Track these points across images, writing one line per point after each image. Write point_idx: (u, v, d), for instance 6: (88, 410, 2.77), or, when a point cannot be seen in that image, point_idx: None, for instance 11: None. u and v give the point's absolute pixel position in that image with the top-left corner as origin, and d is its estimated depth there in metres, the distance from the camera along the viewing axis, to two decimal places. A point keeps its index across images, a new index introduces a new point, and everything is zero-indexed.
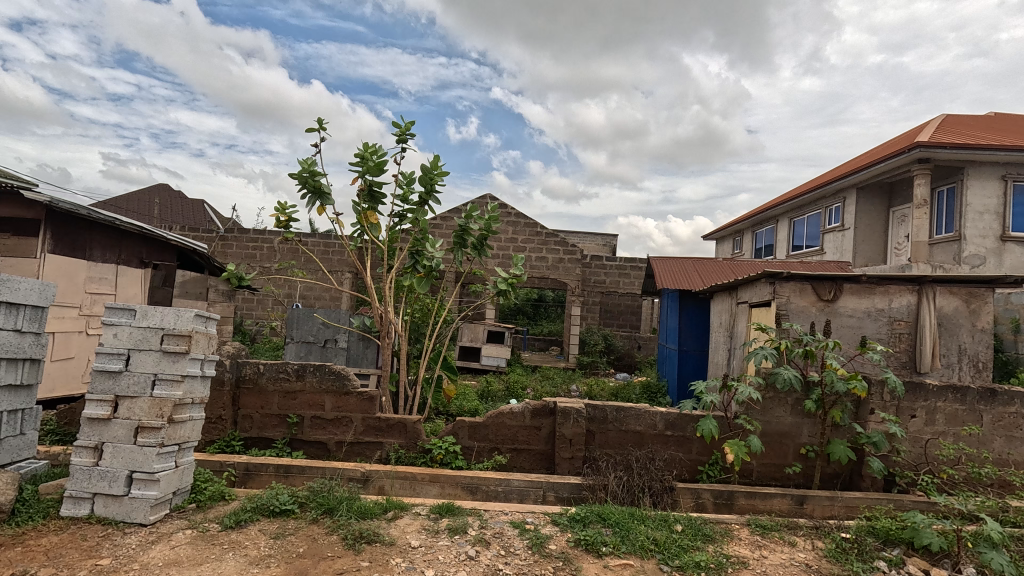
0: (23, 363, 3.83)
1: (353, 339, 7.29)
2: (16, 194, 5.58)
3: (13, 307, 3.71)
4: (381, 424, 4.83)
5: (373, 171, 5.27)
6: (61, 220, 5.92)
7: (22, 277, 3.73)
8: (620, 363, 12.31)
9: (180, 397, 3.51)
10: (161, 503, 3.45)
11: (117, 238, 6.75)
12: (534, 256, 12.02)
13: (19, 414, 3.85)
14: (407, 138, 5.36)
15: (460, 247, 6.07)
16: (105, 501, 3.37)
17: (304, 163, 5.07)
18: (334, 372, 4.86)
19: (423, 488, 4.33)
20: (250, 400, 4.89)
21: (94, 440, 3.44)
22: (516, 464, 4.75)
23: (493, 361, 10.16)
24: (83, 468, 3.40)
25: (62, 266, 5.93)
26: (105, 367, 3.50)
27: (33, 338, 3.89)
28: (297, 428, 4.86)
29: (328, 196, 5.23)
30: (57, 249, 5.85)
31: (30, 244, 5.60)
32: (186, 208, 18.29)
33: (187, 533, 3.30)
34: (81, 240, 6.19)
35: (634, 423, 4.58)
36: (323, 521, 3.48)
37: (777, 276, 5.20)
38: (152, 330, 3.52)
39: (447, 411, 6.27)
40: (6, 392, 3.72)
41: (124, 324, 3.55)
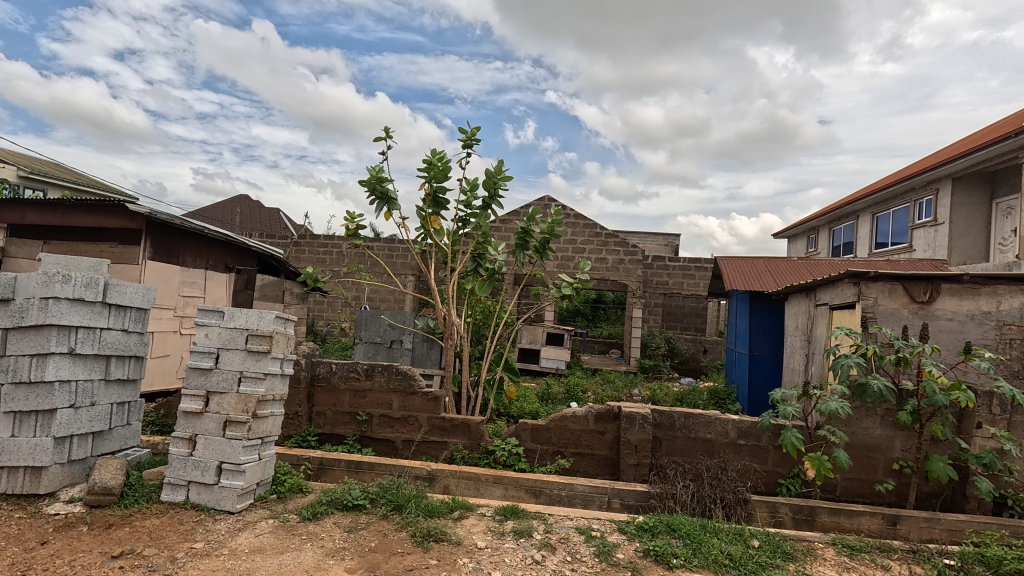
0: (129, 359, 4.22)
1: (417, 340, 7.49)
2: (120, 207, 6.16)
3: (122, 309, 4.09)
4: (447, 424, 4.92)
5: (439, 177, 5.40)
6: (159, 228, 6.50)
7: (128, 282, 4.09)
8: (684, 367, 11.87)
9: (263, 393, 3.73)
10: (246, 493, 3.69)
11: (205, 245, 7.35)
12: (594, 258, 11.85)
13: (127, 406, 4.25)
14: (473, 144, 5.45)
15: (522, 250, 6.03)
16: (198, 489, 3.64)
17: (373, 171, 5.27)
18: (401, 373, 5.02)
19: (487, 489, 4.36)
20: (324, 398, 5.15)
21: (189, 432, 3.72)
22: (579, 469, 4.70)
23: (553, 363, 10.10)
24: (180, 457, 3.69)
25: (160, 271, 6.53)
26: (198, 365, 3.78)
27: (138, 337, 4.28)
28: (366, 425, 5.06)
29: (395, 202, 5.40)
30: (155, 256, 6.44)
31: (133, 252, 6.20)
32: (263, 216, 19.62)
33: (270, 522, 3.50)
34: (174, 248, 6.77)
35: (704, 430, 4.39)
36: (393, 518, 3.58)
37: (862, 276, 4.82)
38: (238, 330, 3.78)
39: (508, 413, 6.31)
40: (116, 386, 4.12)
41: (214, 325, 3.83)
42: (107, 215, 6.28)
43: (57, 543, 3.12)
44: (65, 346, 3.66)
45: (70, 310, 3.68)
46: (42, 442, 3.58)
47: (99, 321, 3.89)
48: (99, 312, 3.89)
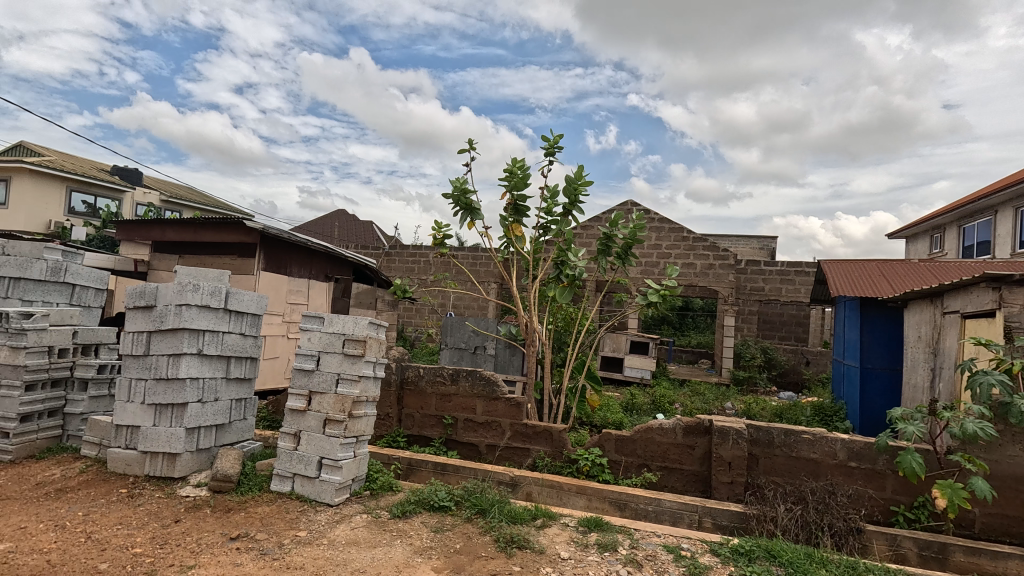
0: (246, 360, 4.68)
1: (500, 346, 7.59)
2: (239, 224, 6.90)
3: (240, 314, 4.56)
4: (529, 431, 4.94)
5: (520, 185, 5.47)
6: (270, 242, 7.21)
7: (245, 290, 4.56)
8: (784, 380, 10.97)
9: (358, 394, 3.97)
10: (343, 488, 3.94)
11: (309, 256, 8.04)
12: (681, 263, 11.36)
13: (243, 402, 4.72)
14: (554, 152, 5.47)
15: (604, 256, 5.92)
16: (302, 481, 3.95)
17: (457, 183, 5.46)
18: (485, 379, 5.12)
19: (570, 499, 4.31)
20: (413, 400, 5.38)
21: (294, 428, 4.05)
22: (667, 483, 4.50)
23: (637, 373, 9.79)
24: (287, 451, 4.03)
25: (271, 281, 7.23)
26: (302, 366, 4.12)
27: (253, 340, 4.74)
28: (452, 429, 5.21)
29: (478, 212, 5.55)
30: (267, 267, 7.14)
31: (249, 264, 6.92)
32: (359, 229, 21.02)
33: (364, 517, 3.71)
34: (283, 259, 7.46)
35: (808, 450, 4.03)
36: (477, 521, 3.64)
37: (1004, 279, 4.18)
38: (336, 335, 4.08)
39: (591, 422, 6.20)
40: (235, 384, 4.59)
41: (315, 329, 4.16)
42: (229, 231, 7.07)
43: (188, 522, 3.52)
44: (195, 347, 4.16)
45: (198, 315, 4.18)
46: (176, 431, 4.08)
47: (221, 325, 4.37)
48: (221, 318, 4.37)
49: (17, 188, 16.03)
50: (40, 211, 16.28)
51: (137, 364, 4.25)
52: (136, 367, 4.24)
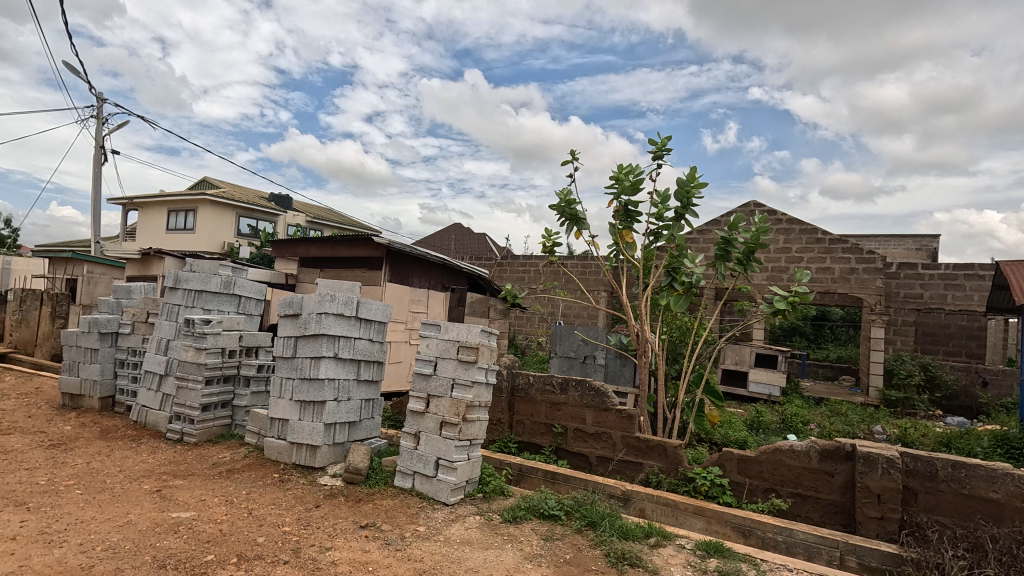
0: (374, 364, 5.13)
1: (610, 356, 7.45)
2: (368, 240, 7.64)
3: (368, 322, 5.02)
4: (641, 445, 4.77)
5: (627, 192, 5.36)
6: (395, 256, 7.87)
7: (373, 300, 5.01)
8: (952, 404, 9.31)
9: (471, 399, 4.16)
10: (458, 488, 4.13)
11: (428, 268, 8.63)
12: (815, 268, 10.23)
13: (372, 402, 5.17)
14: (662, 154, 5.27)
15: (723, 262, 5.54)
16: (421, 479, 4.21)
17: (563, 194, 5.50)
18: (594, 389, 5.06)
19: (687, 520, 4.07)
20: (524, 408, 5.48)
21: (414, 428, 4.34)
22: (800, 513, 4.06)
23: (764, 388, 8.97)
24: (408, 449, 4.33)
25: (396, 291, 7.88)
26: (421, 371, 4.41)
27: (379, 346, 5.18)
28: (562, 438, 5.21)
29: (584, 221, 5.53)
30: (392, 279, 7.81)
31: (377, 276, 7.63)
32: (473, 241, 22.00)
33: (477, 518, 3.85)
34: (406, 271, 8.09)
35: (985, 487, 3.39)
36: (587, 533, 3.60)
37: None
38: (451, 342, 4.32)
39: (711, 439, 5.80)
40: (364, 386, 5.05)
41: (433, 336, 4.44)
42: (360, 247, 7.86)
43: (326, 508, 3.94)
44: (332, 351, 4.67)
45: (335, 322, 4.70)
46: (317, 426, 4.60)
47: (353, 332, 4.85)
48: (353, 325, 4.85)
49: (202, 215, 19.36)
50: (217, 235, 19.47)
51: (286, 365, 4.87)
52: (286, 367, 4.86)
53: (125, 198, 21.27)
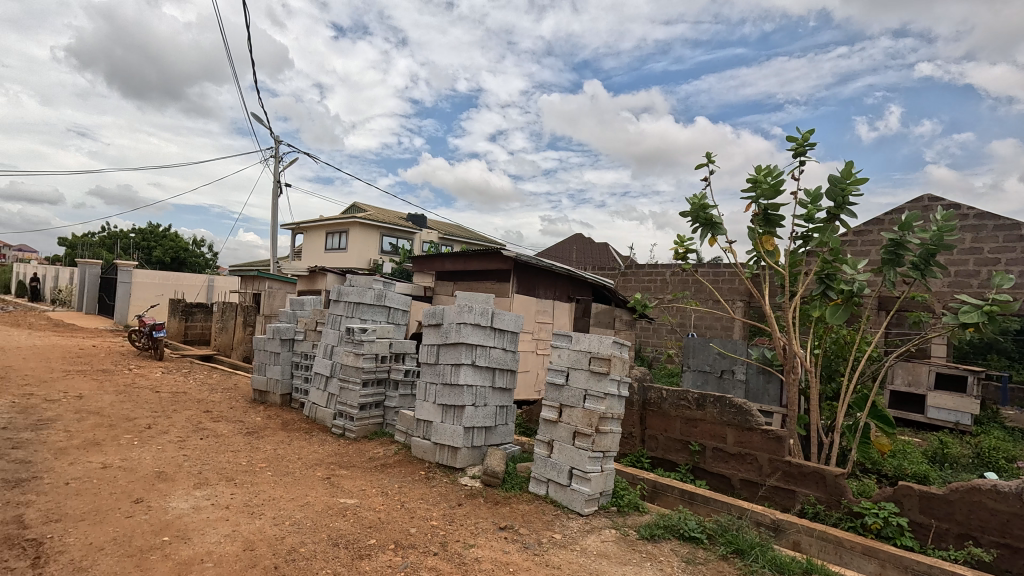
0: (507, 372, 5.35)
1: (751, 371, 6.80)
2: (498, 253, 8.05)
3: (502, 332, 5.26)
4: (793, 470, 4.34)
5: (768, 194, 4.97)
6: (522, 268, 8.18)
7: (506, 311, 5.25)
8: None
9: (604, 410, 4.13)
10: (592, 500, 4.12)
11: (553, 279, 8.82)
12: (1018, 271, 8.44)
13: (506, 409, 5.39)
14: (806, 150, 4.80)
15: (891, 267, 4.84)
16: (555, 487, 4.28)
17: (696, 200, 5.25)
18: (736, 406, 4.74)
19: (854, 560, 3.60)
20: (656, 422, 5.30)
21: (547, 437, 4.43)
22: (1008, 568, 3.37)
23: (948, 415, 7.59)
24: (542, 457, 4.43)
25: (523, 302, 8.17)
26: (553, 380, 4.49)
27: (512, 354, 5.39)
28: (699, 456, 4.94)
29: (720, 227, 5.22)
30: (519, 290, 8.12)
31: (506, 287, 7.99)
32: (595, 251, 21.82)
33: (613, 532, 3.81)
34: (532, 282, 8.36)
35: None
36: (733, 561, 3.36)
37: None
38: (583, 353, 4.34)
39: (879, 471, 5.08)
40: (499, 393, 5.29)
41: (564, 347, 4.51)
42: (490, 260, 8.31)
43: (467, 507, 4.19)
44: (470, 359, 4.97)
45: (472, 331, 5.01)
46: (457, 428, 4.92)
47: (489, 341, 5.12)
48: (489, 334, 5.12)
49: (352, 236, 21.87)
50: (365, 252, 21.83)
51: (430, 370, 5.29)
52: (429, 373, 5.28)
53: (294, 224, 24.86)
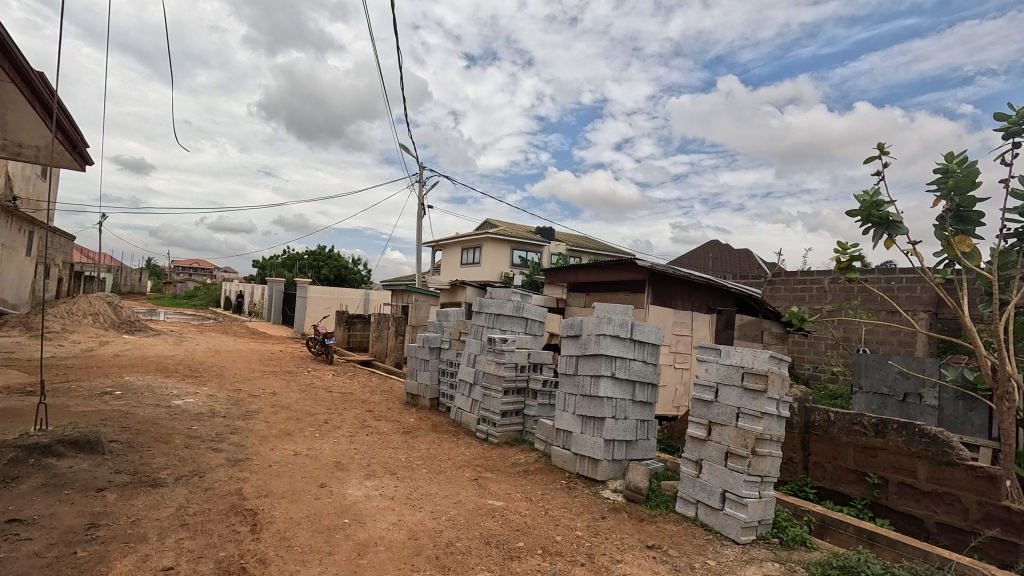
0: (648, 386, 5.21)
1: (947, 397, 5.74)
2: (632, 264, 7.91)
3: (642, 344, 5.14)
4: (1014, 519, 3.57)
5: (965, 185, 4.22)
6: (657, 278, 7.93)
7: (646, 322, 5.13)
8: None
9: (761, 431, 3.81)
10: (749, 528, 3.80)
11: (691, 289, 8.40)
12: None
13: (647, 424, 5.23)
14: (1018, 130, 4.00)
15: None
16: (706, 510, 4.03)
17: (866, 196, 4.62)
18: (929, 436, 4.05)
19: None
20: (822, 448, 4.74)
21: (696, 455, 4.21)
22: None
23: None
24: (689, 477, 4.21)
25: (660, 313, 7.90)
26: (701, 396, 4.26)
27: (653, 368, 5.23)
28: (880, 491, 4.32)
29: (899, 226, 4.51)
30: (655, 301, 7.87)
31: (641, 298, 7.80)
32: (736, 258, 20.20)
33: (776, 566, 3.47)
34: (669, 293, 8.06)
35: None
36: None
37: None
38: (735, 368, 4.06)
39: None
40: (640, 406, 5.16)
41: (713, 361, 4.27)
42: (623, 271, 8.19)
43: (611, 520, 4.13)
44: (610, 370, 4.93)
45: (612, 343, 4.97)
46: (598, 441, 4.89)
47: (629, 353, 5.04)
48: (629, 346, 5.04)
49: (486, 251, 23.06)
50: (497, 266, 22.88)
51: (569, 381, 5.35)
52: (568, 383, 5.34)
53: (434, 241, 26.99)
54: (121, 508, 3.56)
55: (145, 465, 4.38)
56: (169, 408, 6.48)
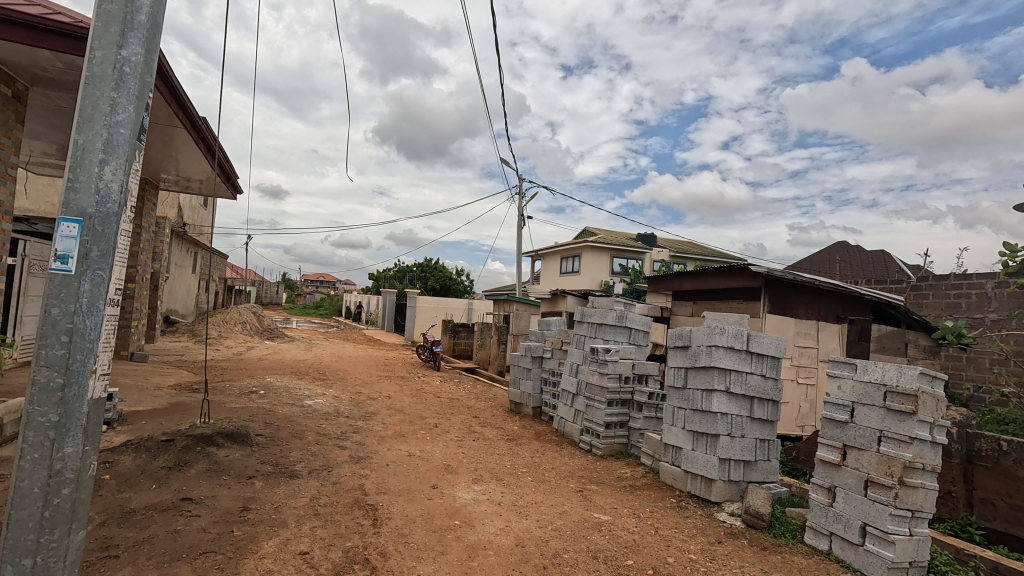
0: (768, 402, 4.80)
1: None
2: (745, 270, 7.40)
3: (760, 356, 4.76)
4: None
5: None
6: (775, 285, 7.31)
7: (763, 333, 4.75)
8: None
9: (910, 459, 3.33)
10: (898, 569, 3.34)
11: (816, 296, 7.63)
12: None
13: (768, 443, 4.81)
14: None
15: None
16: (842, 544, 3.61)
17: None
18: None
19: None
20: (991, 483, 4.18)
21: (828, 482, 3.79)
22: None
23: None
24: (821, 505, 3.80)
25: (779, 323, 7.28)
26: (832, 416, 3.83)
27: (773, 382, 4.82)
28: None
29: None
30: (773, 310, 7.27)
31: (756, 307, 7.26)
32: (869, 260, 17.94)
33: None
34: (789, 301, 7.40)
35: None
36: None
37: None
38: (874, 385, 3.61)
39: None
40: (758, 424, 4.77)
41: (846, 377, 3.82)
42: (735, 277, 7.67)
43: (729, 546, 3.86)
44: (724, 385, 4.62)
45: (725, 355, 4.66)
46: (711, 459, 4.60)
47: (744, 366, 4.70)
48: (744, 359, 4.70)
49: (585, 259, 22.88)
50: (597, 275, 22.60)
51: (677, 394, 5.10)
52: (677, 397, 5.09)
53: (533, 251, 27.36)
54: (267, 494, 4.04)
55: (285, 458, 4.93)
56: (302, 407, 7.24)
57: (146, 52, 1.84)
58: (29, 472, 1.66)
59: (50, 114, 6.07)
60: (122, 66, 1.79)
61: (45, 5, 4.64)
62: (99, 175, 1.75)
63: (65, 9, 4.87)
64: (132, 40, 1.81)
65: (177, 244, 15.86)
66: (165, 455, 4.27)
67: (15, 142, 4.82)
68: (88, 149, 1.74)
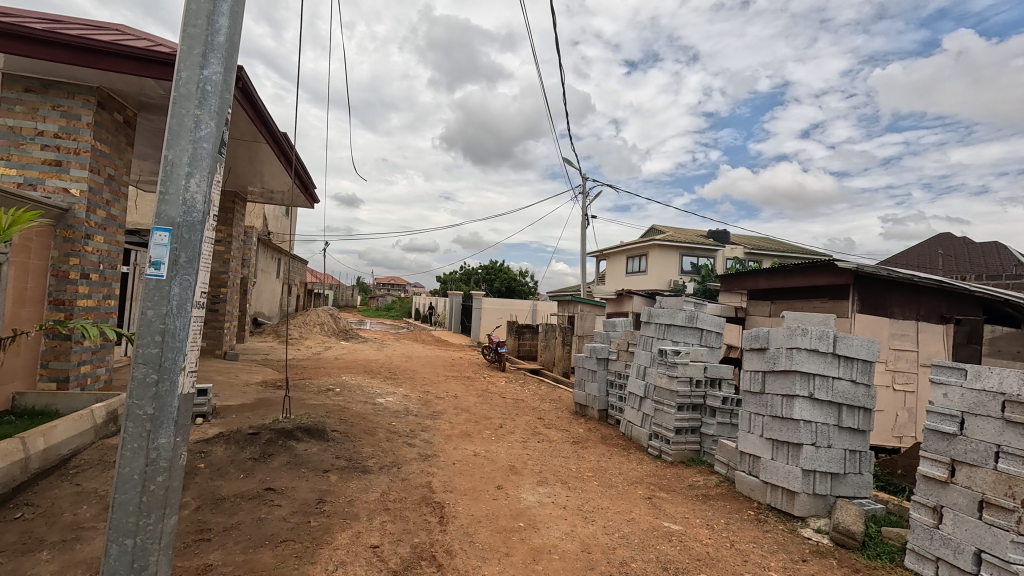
0: (859, 410, 4.39)
1: None
2: (830, 267, 6.84)
3: (849, 360, 4.36)
4: None
5: None
6: (866, 282, 6.71)
7: (853, 334, 4.35)
8: None
9: None
10: None
11: (915, 294, 6.91)
12: None
13: (858, 455, 4.40)
14: None
15: None
16: (951, 571, 3.21)
17: None
18: None
19: None
20: None
21: (933, 500, 3.39)
22: None
23: None
24: (925, 526, 3.41)
25: (871, 323, 6.66)
26: (938, 428, 3.41)
27: (864, 389, 4.40)
28: None
29: None
30: (864, 309, 6.67)
31: (844, 306, 6.70)
32: (979, 253, 16.04)
33: None
34: (883, 300, 6.75)
35: None
36: None
37: None
38: (991, 394, 3.18)
39: None
40: (847, 434, 4.37)
41: (954, 384, 3.39)
42: (818, 274, 7.12)
43: (815, 565, 3.55)
44: (807, 391, 4.28)
45: (808, 359, 4.32)
46: (794, 470, 4.26)
47: (831, 370, 4.32)
48: (830, 362, 4.33)
49: (652, 259, 22.20)
50: (665, 274, 21.85)
51: (754, 400, 4.79)
52: (754, 402, 4.77)
53: (598, 251, 26.95)
54: (341, 488, 4.23)
55: (358, 453, 5.15)
56: (373, 405, 7.54)
57: (225, 70, 1.97)
58: (129, 460, 1.81)
59: (154, 136, 6.75)
60: (204, 85, 1.93)
61: (148, 38, 5.16)
62: (186, 187, 1.89)
63: (166, 40, 5.38)
64: (213, 60, 1.95)
65: (263, 250, 17.11)
66: (251, 447, 4.59)
67: (125, 163, 5.38)
68: (176, 163, 1.88)
